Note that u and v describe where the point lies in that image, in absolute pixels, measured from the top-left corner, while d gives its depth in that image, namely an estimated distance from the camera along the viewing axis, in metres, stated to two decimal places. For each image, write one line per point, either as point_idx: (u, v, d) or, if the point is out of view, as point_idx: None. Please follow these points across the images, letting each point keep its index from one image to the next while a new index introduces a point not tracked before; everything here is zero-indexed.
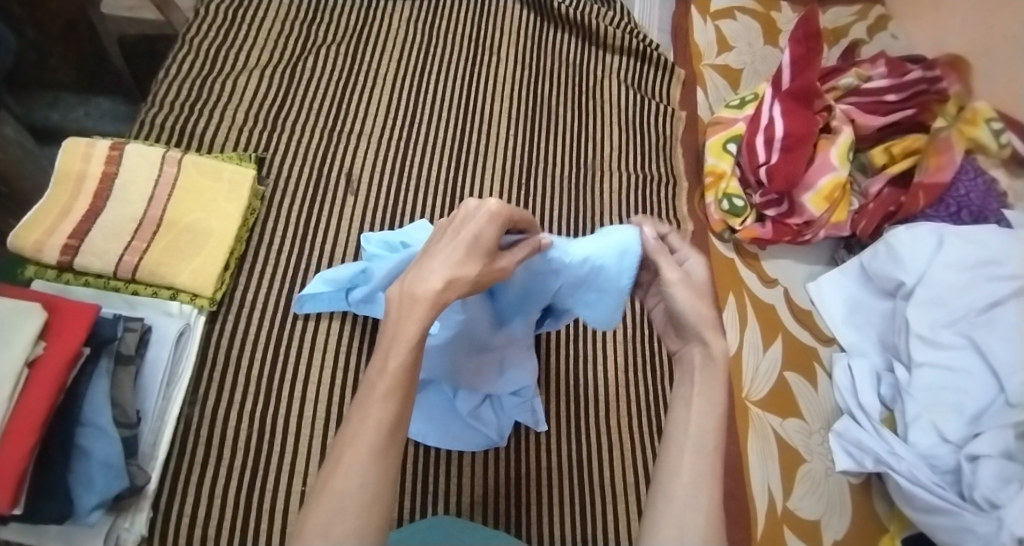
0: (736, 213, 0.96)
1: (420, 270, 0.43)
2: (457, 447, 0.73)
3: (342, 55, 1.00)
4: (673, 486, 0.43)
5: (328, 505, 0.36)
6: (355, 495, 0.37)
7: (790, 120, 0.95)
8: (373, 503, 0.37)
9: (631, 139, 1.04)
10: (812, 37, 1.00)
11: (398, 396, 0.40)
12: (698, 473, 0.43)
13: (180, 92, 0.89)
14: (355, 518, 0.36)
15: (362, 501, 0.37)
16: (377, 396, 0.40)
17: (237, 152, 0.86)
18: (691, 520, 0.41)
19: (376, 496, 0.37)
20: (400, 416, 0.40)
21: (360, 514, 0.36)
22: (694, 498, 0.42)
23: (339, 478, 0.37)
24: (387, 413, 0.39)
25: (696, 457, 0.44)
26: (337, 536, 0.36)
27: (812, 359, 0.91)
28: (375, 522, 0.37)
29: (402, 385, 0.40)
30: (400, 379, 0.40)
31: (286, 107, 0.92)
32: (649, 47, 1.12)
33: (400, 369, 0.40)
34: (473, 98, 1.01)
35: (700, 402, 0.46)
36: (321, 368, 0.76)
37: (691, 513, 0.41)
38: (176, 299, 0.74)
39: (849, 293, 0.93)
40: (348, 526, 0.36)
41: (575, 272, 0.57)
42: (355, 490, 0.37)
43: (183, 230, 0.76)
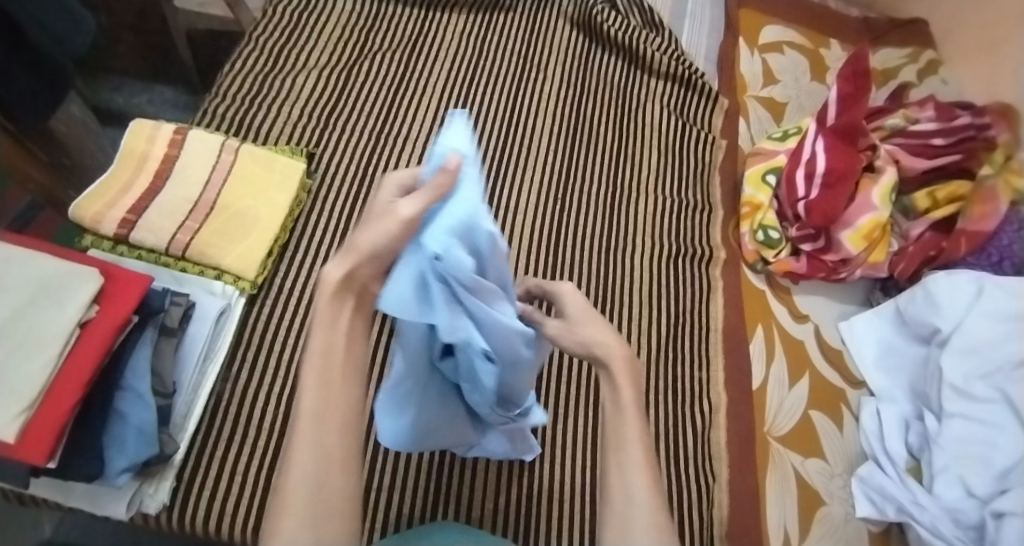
0: (770, 245, 0.96)
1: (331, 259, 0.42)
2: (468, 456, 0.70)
3: (396, 62, 1.03)
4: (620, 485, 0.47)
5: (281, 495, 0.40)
6: (299, 490, 0.40)
7: (833, 156, 0.95)
8: (321, 491, 0.40)
9: (670, 163, 1.05)
10: (861, 75, 0.99)
11: (319, 386, 0.42)
12: (627, 471, 0.47)
13: (242, 86, 0.93)
14: (289, 524, 0.39)
15: (319, 495, 0.40)
16: (304, 389, 0.42)
17: (289, 145, 0.90)
18: (636, 519, 0.45)
19: (320, 485, 0.40)
20: (330, 404, 0.42)
21: (310, 503, 0.40)
22: (629, 496, 0.46)
23: (290, 474, 0.40)
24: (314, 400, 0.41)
25: (622, 458, 0.48)
26: (290, 535, 0.39)
27: (839, 400, 0.89)
28: (321, 511, 0.40)
29: (321, 373, 0.42)
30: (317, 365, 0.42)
31: (339, 108, 0.96)
32: (695, 75, 1.13)
33: (317, 367, 0.42)
34: (518, 115, 1.04)
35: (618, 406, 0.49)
36: None
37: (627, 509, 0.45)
38: (220, 279, 0.77)
39: (881, 336, 0.92)
40: (298, 519, 0.39)
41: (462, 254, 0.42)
42: (303, 480, 0.40)
43: (234, 215, 0.79)
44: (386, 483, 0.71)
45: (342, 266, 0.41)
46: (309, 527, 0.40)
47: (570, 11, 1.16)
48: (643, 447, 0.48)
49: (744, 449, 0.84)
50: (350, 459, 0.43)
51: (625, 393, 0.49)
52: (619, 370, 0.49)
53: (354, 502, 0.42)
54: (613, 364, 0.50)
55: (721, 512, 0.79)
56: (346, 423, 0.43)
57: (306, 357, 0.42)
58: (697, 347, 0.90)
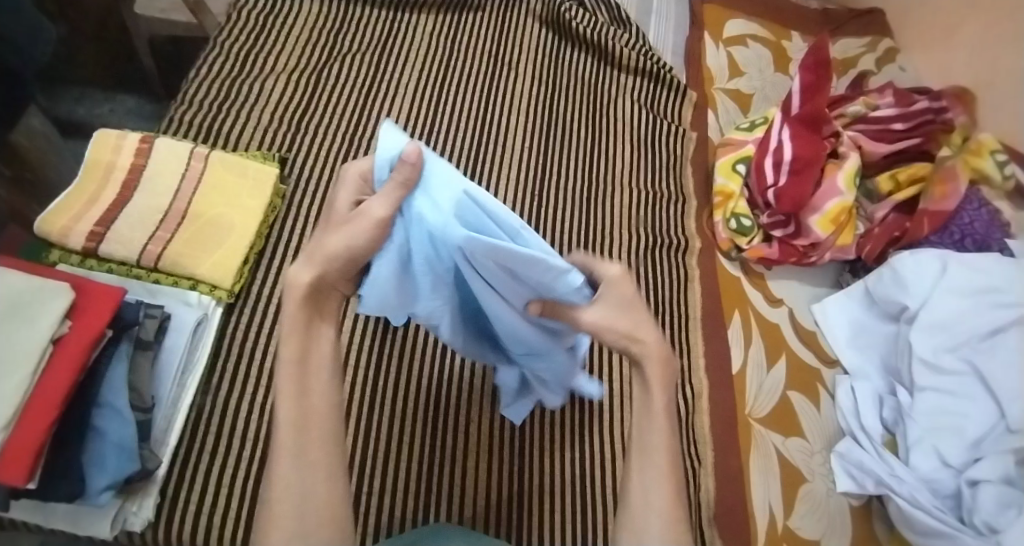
0: (744, 233, 0.98)
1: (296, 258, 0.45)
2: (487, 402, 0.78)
3: (367, 64, 1.03)
4: (645, 492, 0.49)
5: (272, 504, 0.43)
6: (288, 497, 0.43)
7: (799, 144, 0.97)
8: (309, 498, 0.43)
9: (642, 157, 1.07)
10: (822, 65, 1.02)
11: (295, 399, 0.45)
12: (647, 480, 0.49)
13: (209, 92, 0.92)
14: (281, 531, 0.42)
15: (307, 501, 0.43)
16: (281, 402, 0.44)
17: (261, 151, 0.88)
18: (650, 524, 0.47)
19: (310, 490, 0.43)
20: (301, 414, 0.45)
21: (299, 507, 0.43)
22: (649, 502, 0.48)
23: (276, 482, 0.43)
24: (291, 411, 0.44)
25: (645, 463, 0.50)
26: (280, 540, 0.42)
27: (815, 380, 0.92)
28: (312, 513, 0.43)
29: (296, 386, 0.45)
30: (291, 380, 0.45)
31: (310, 112, 0.95)
32: (663, 69, 1.14)
33: (291, 380, 0.45)
34: (491, 114, 1.04)
35: (645, 417, 0.51)
36: None
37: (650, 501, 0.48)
38: (196, 289, 0.75)
39: (853, 316, 0.95)
40: (289, 526, 0.42)
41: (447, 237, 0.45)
42: (292, 486, 0.43)
43: (207, 224, 0.78)
44: (375, 487, 0.71)
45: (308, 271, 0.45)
46: (298, 535, 0.42)
47: (538, 9, 1.16)
48: (668, 456, 0.50)
49: (727, 433, 0.85)
50: (331, 466, 0.45)
51: (656, 395, 0.50)
52: (652, 375, 0.50)
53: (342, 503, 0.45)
54: (645, 366, 0.50)
55: (708, 497, 0.80)
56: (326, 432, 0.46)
57: (280, 370, 0.45)
58: (677, 335, 0.91)
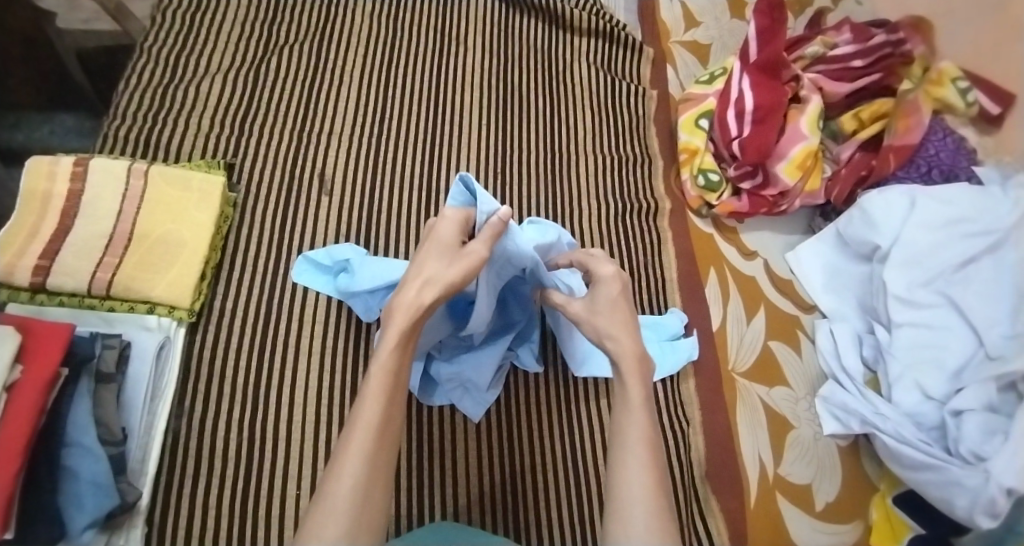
0: (712, 189, 0.95)
1: (414, 284, 0.50)
2: (436, 403, 0.75)
3: (307, 54, 0.98)
4: (632, 484, 0.47)
5: (325, 506, 0.43)
6: (343, 502, 0.43)
7: (759, 92, 0.94)
8: (363, 506, 0.43)
9: (604, 121, 1.04)
10: (776, 7, 0.98)
11: (380, 408, 0.46)
12: (632, 469, 0.48)
13: (143, 102, 0.87)
14: (337, 525, 0.42)
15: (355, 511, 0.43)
16: (368, 404, 0.47)
17: (206, 160, 0.84)
18: (633, 515, 0.45)
19: (366, 495, 0.44)
20: (385, 421, 0.46)
21: (353, 513, 0.43)
22: (632, 492, 0.46)
23: (339, 479, 0.44)
24: (376, 415, 0.46)
25: (628, 454, 0.48)
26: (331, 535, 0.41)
27: (795, 327, 0.92)
28: (364, 517, 0.43)
29: (387, 390, 0.47)
30: (383, 383, 0.47)
31: (254, 111, 0.91)
32: (616, 27, 1.10)
33: (384, 385, 0.47)
34: (442, 92, 1.00)
35: (630, 407, 0.51)
36: (308, 370, 0.76)
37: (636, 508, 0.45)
38: (154, 312, 0.73)
39: (827, 260, 0.95)
40: (341, 523, 0.42)
41: (519, 260, 0.60)
42: (349, 485, 0.43)
43: (157, 243, 0.74)
44: None
45: (430, 293, 0.49)
46: (346, 533, 0.42)
47: None
48: (649, 445, 0.49)
49: (712, 392, 0.85)
50: (381, 482, 0.46)
51: (633, 388, 0.52)
52: (628, 375, 0.53)
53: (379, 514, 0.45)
54: (621, 363, 0.53)
55: (698, 454, 0.81)
56: (387, 444, 0.47)
57: (374, 373, 0.48)
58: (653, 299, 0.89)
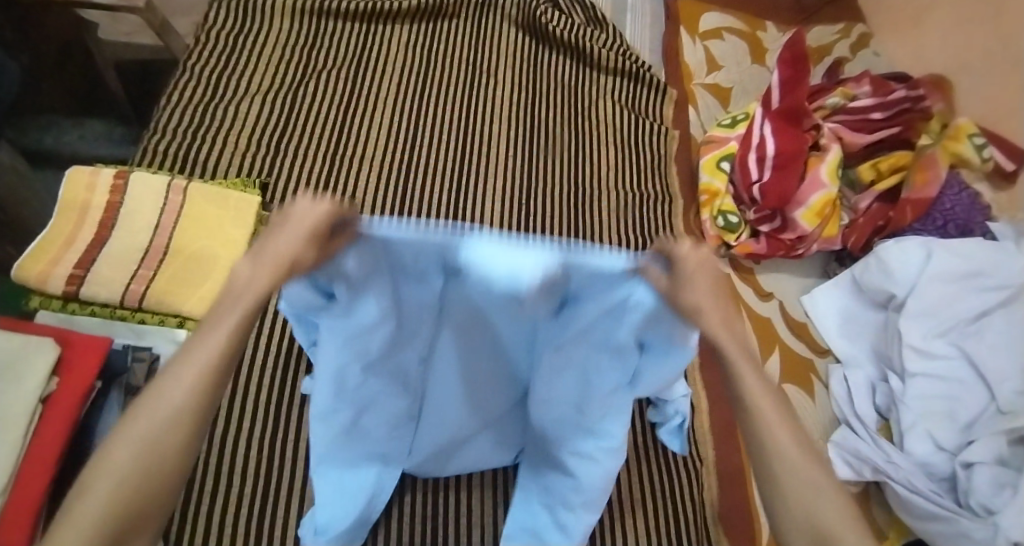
0: (731, 230, 0.97)
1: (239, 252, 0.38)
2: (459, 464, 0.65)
3: (343, 80, 1.00)
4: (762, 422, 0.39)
5: (133, 435, 0.34)
6: (152, 433, 0.34)
7: (781, 139, 0.96)
8: (156, 453, 0.34)
9: (627, 159, 1.05)
10: (800, 59, 1.00)
11: (225, 336, 0.36)
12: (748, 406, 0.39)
13: (182, 119, 0.88)
14: (126, 457, 0.33)
15: (152, 485, 0.33)
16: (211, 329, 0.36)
17: (242, 178, 0.86)
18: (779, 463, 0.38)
19: (171, 452, 0.34)
20: (234, 354, 0.36)
21: (149, 460, 0.33)
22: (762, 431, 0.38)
23: (151, 407, 0.34)
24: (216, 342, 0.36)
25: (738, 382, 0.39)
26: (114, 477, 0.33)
27: (809, 372, 0.94)
28: (156, 483, 0.34)
29: (235, 325, 0.36)
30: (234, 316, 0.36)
31: (290, 133, 0.92)
32: (642, 69, 1.13)
33: (236, 320, 0.36)
34: (472, 125, 1.02)
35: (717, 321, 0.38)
36: None
37: (769, 453, 0.38)
38: (183, 327, 0.74)
39: (841, 305, 0.97)
40: (131, 462, 0.33)
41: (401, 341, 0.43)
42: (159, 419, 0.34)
43: (189, 260, 0.75)
44: None
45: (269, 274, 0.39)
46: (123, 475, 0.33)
47: (513, 13, 1.13)
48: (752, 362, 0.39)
49: (725, 432, 0.86)
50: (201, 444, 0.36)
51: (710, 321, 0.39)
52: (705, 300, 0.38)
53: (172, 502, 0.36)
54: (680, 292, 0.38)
55: (712, 498, 0.80)
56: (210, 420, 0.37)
57: (231, 305, 0.37)
58: None
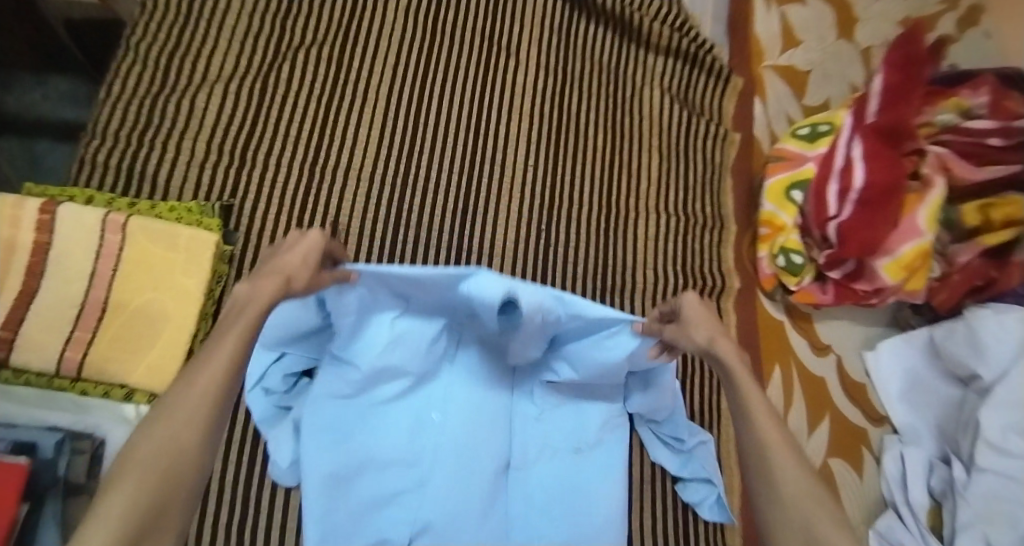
0: (793, 272, 0.81)
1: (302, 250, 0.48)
2: None
3: (328, 58, 0.79)
4: (755, 405, 0.45)
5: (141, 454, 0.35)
6: (166, 450, 0.35)
7: (874, 168, 0.76)
8: (175, 477, 0.35)
9: (676, 169, 0.86)
10: (913, 61, 0.79)
11: (224, 366, 0.39)
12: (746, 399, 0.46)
13: (127, 119, 0.70)
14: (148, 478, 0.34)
15: (160, 504, 0.34)
16: (216, 347, 0.40)
17: (199, 201, 0.68)
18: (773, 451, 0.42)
19: (179, 456, 0.36)
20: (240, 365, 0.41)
21: (161, 477, 0.35)
22: (757, 427, 0.44)
23: (159, 426, 0.36)
24: (217, 373, 0.39)
25: (731, 382, 0.48)
26: (130, 496, 0.33)
27: (861, 443, 0.82)
28: (170, 495, 0.35)
29: (239, 349, 0.41)
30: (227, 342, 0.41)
31: (260, 135, 0.73)
32: (701, 50, 0.92)
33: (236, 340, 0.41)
34: (490, 119, 0.81)
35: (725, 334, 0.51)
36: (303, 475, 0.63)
37: (761, 439, 0.44)
38: (132, 400, 0.62)
39: (908, 366, 0.83)
40: (149, 485, 0.34)
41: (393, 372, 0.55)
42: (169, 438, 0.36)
43: (133, 317, 0.61)
44: None
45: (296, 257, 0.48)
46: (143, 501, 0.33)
47: None
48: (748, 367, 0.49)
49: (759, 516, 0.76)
50: (208, 459, 0.38)
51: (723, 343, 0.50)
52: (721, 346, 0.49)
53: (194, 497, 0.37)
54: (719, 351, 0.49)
55: None
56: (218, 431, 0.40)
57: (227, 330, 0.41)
58: (706, 397, 0.78)
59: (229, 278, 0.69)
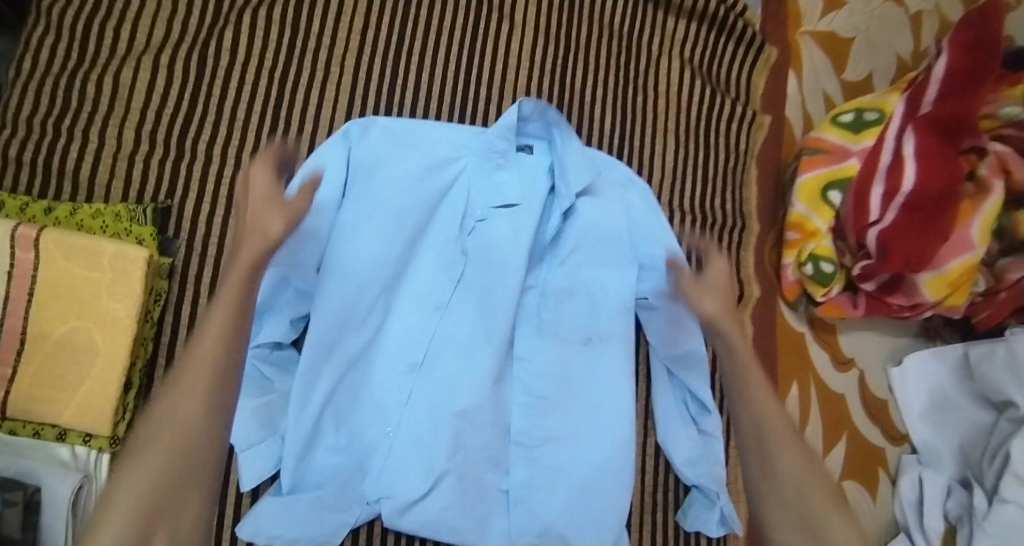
0: (821, 283, 0.72)
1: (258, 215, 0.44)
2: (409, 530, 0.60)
3: (286, 22, 0.66)
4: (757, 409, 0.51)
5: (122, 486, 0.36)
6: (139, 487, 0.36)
7: (926, 171, 0.67)
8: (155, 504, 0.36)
9: (696, 157, 0.74)
10: (984, 45, 0.67)
11: (194, 395, 0.38)
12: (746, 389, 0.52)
13: (46, 104, 0.59)
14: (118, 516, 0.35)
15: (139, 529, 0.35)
16: (187, 371, 0.39)
17: (131, 203, 0.58)
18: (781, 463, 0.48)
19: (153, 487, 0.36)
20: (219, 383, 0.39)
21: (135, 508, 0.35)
22: (763, 423, 0.50)
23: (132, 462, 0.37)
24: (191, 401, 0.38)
25: (747, 383, 0.51)
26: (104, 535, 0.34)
27: (878, 464, 0.76)
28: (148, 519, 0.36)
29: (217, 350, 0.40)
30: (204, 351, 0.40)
31: (202, 120, 0.62)
32: (728, 12, 0.78)
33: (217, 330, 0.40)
34: (471, 101, 0.69)
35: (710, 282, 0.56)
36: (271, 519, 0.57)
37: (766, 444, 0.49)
38: (66, 440, 0.55)
39: (935, 382, 0.77)
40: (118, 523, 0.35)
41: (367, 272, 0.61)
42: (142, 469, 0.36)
43: (56, 350, 0.53)
44: None
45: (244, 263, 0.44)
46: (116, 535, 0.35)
47: None
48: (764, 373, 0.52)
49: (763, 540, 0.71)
50: (194, 480, 0.38)
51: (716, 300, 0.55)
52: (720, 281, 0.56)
53: (211, 473, 0.39)
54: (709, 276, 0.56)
55: None
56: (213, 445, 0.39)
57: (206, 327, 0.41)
58: None
59: (171, 293, 0.59)
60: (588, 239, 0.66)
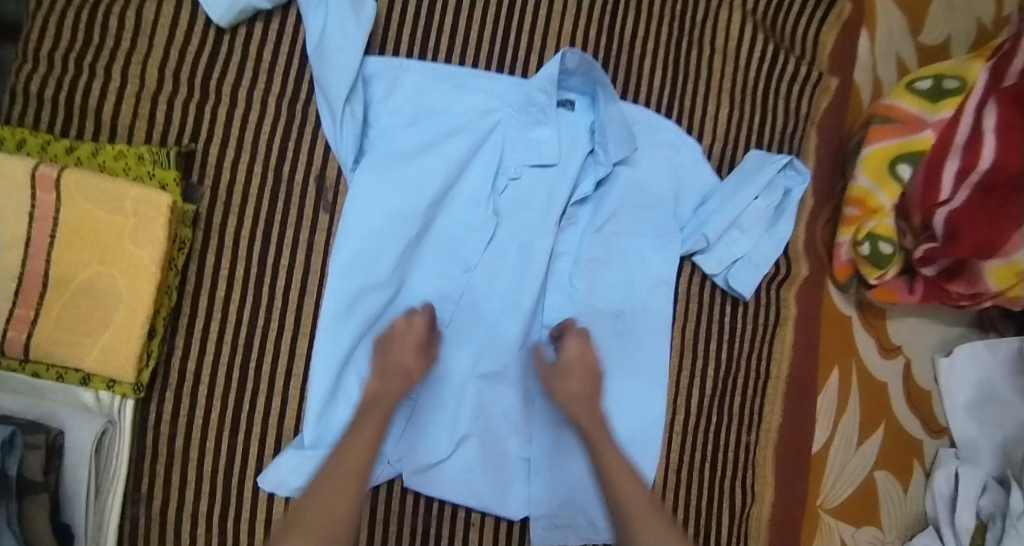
0: (879, 266, 0.66)
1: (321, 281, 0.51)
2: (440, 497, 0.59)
3: None
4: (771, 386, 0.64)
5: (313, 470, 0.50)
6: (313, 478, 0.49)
7: (1009, 149, 0.61)
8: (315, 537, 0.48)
9: (752, 120, 0.69)
10: None
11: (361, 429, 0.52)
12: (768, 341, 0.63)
13: (66, 36, 0.56)
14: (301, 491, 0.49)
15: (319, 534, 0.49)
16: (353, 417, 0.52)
17: (155, 146, 0.56)
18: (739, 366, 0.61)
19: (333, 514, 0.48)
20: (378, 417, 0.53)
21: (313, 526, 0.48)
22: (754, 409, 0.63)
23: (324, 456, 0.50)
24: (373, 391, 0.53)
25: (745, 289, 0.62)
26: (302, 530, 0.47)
27: (913, 455, 0.73)
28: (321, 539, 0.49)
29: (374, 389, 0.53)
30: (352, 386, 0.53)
31: (228, 59, 0.59)
32: None
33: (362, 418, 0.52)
34: (512, 49, 0.64)
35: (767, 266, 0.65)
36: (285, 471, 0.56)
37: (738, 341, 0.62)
38: (88, 386, 0.55)
39: (984, 376, 0.73)
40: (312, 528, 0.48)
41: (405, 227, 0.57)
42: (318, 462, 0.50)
43: (79, 295, 0.52)
44: None
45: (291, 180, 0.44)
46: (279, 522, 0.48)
47: None
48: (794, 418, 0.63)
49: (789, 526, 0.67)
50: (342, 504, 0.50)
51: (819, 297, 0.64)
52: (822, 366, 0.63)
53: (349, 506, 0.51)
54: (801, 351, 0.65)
55: None
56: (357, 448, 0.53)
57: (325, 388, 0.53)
58: (749, 403, 0.67)
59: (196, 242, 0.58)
60: (631, 205, 0.62)
